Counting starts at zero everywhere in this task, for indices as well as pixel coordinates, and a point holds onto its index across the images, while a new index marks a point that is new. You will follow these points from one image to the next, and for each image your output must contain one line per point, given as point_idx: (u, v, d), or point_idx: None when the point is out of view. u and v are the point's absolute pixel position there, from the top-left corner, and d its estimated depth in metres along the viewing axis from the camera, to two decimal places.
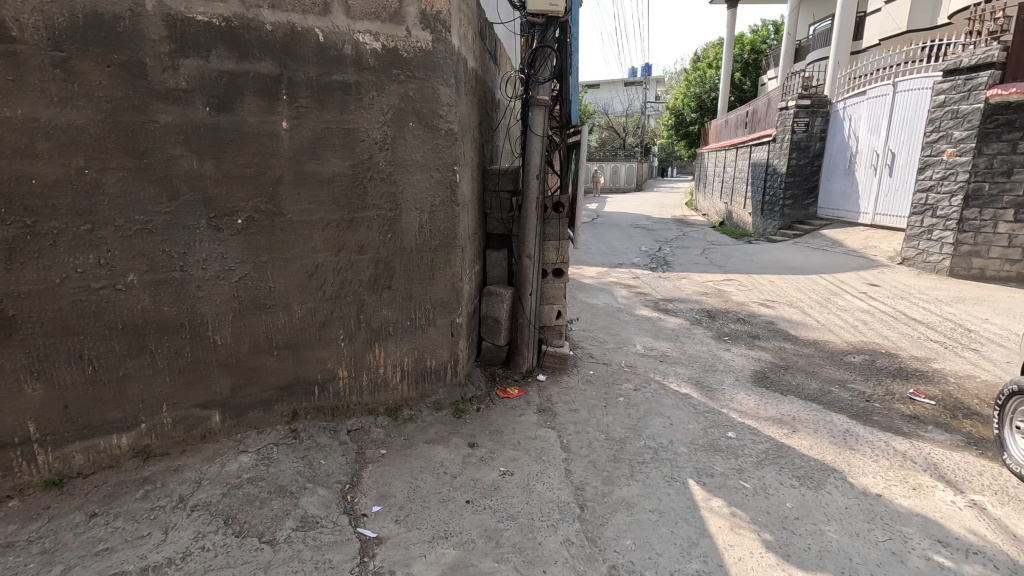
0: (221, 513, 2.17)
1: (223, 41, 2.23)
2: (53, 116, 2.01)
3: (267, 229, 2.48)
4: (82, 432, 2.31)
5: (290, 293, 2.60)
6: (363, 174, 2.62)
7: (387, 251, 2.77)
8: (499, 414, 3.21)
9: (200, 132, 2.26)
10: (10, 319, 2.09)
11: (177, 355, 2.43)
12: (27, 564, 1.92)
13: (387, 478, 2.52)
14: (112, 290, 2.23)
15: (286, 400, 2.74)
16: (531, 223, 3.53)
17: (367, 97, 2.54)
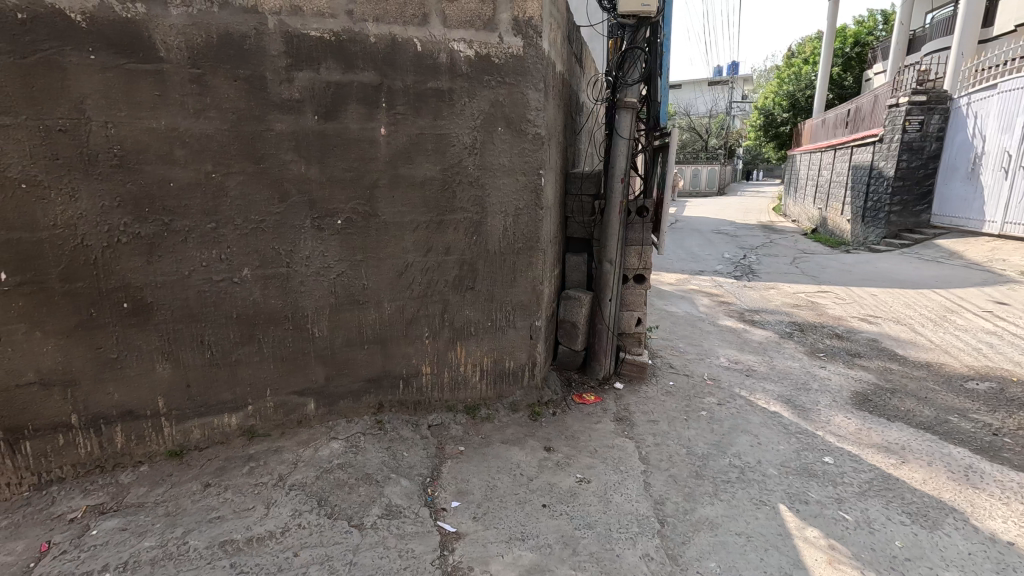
0: (315, 494, 2.32)
1: (332, 54, 2.38)
2: (189, 126, 2.26)
3: (363, 230, 2.62)
4: (199, 410, 2.57)
5: (381, 291, 2.74)
6: (452, 178, 2.70)
7: (472, 253, 2.84)
8: (575, 419, 3.18)
9: (308, 139, 2.44)
10: (148, 305, 2.37)
11: (280, 344, 2.63)
12: (154, 524, 2.16)
13: (465, 475, 2.57)
14: (230, 282, 2.46)
15: (373, 392, 2.88)
16: (613, 227, 3.46)
17: (459, 103, 2.62)
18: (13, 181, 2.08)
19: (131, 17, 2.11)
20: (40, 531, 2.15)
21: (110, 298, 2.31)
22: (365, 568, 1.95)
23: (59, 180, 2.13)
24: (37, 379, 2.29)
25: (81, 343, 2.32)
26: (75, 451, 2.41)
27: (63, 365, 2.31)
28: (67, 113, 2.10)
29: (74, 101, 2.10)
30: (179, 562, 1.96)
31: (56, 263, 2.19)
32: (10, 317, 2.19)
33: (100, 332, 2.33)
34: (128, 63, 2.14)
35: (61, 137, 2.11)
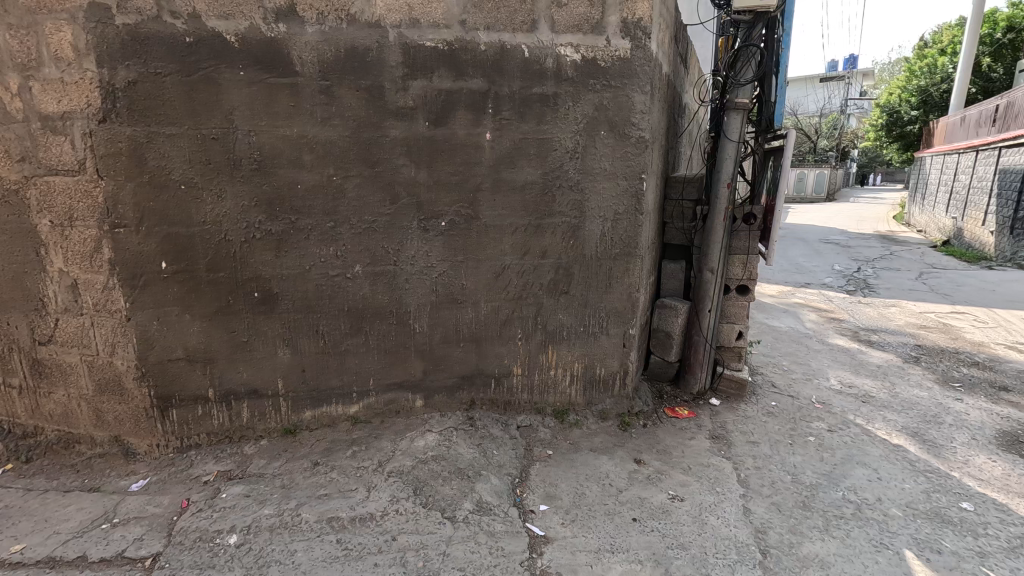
0: (411, 483, 2.43)
1: (445, 64, 2.49)
2: (316, 133, 2.47)
3: (464, 231, 2.71)
4: (311, 393, 2.80)
5: (479, 291, 2.81)
6: (552, 183, 2.71)
7: (569, 257, 2.83)
8: (667, 433, 3.05)
9: (419, 145, 2.56)
10: (274, 295, 2.62)
11: (384, 338, 2.79)
12: (272, 494, 2.38)
13: (553, 479, 2.57)
14: (343, 277, 2.65)
15: (466, 389, 2.96)
16: (716, 234, 3.29)
17: (563, 108, 2.62)
18: (175, 183, 2.40)
19: (274, 36, 2.35)
20: (182, 488, 2.46)
21: (244, 288, 2.58)
22: (457, 561, 2.01)
23: (210, 182, 2.43)
24: (185, 355, 2.62)
25: (219, 326, 2.62)
26: (210, 422, 2.73)
27: (205, 345, 2.63)
28: (219, 123, 2.38)
29: (224, 112, 2.38)
30: (293, 531, 2.15)
31: (204, 255, 2.51)
32: (167, 300, 2.54)
33: (235, 317, 2.62)
34: (269, 77, 2.38)
35: (213, 144, 2.40)
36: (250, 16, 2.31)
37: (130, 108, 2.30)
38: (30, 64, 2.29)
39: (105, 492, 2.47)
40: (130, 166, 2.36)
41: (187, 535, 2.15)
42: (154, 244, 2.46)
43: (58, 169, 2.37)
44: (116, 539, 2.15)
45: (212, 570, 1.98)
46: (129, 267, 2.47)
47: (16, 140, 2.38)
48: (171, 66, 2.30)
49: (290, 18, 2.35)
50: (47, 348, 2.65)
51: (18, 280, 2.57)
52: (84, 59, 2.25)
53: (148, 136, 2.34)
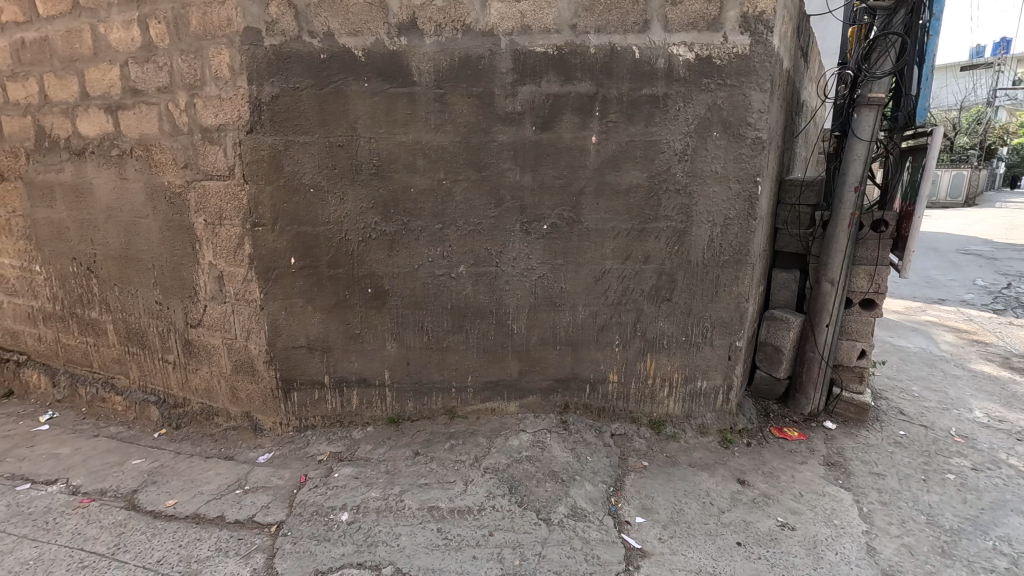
0: (507, 480, 2.47)
1: (554, 68, 2.51)
2: (429, 139, 2.60)
3: (566, 234, 2.70)
4: (414, 386, 2.94)
5: (577, 294, 2.79)
6: (659, 186, 2.63)
7: (673, 262, 2.73)
8: (774, 455, 2.84)
9: (525, 149, 2.60)
10: (386, 291, 2.79)
11: (483, 337, 2.87)
12: (379, 478, 2.54)
13: (650, 492, 2.49)
14: (448, 277, 2.77)
15: (560, 392, 2.95)
16: (839, 242, 3.01)
17: (673, 109, 2.54)
18: (306, 187, 2.65)
19: (396, 49, 2.51)
20: (300, 464, 2.70)
21: (359, 284, 2.78)
22: (553, 564, 2.02)
23: (334, 185, 2.65)
24: (306, 343, 2.88)
25: (337, 318, 2.84)
26: (325, 405, 2.97)
27: (324, 335, 2.86)
28: (345, 131, 2.59)
29: (350, 121, 2.58)
30: (397, 516, 2.28)
31: (327, 252, 2.74)
32: (294, 292, 2.80)
33: (350, 311, 2.83)
34: (390, 88, 2.54)
35: (339, 151, 2.61)
36: (376, 31, 2.49)
37: (272, 120, 2.57)
38: (195, 83, 2.64)
39: (237, 461, 2.78)
40: (269, 171, 2.63)
41: (305, 508, 2.36)
42: (286, 242, 2.72)
43: (213, 174, 2.71)
44: (247, 504, 2.41)
45: (327, 542, 2.15)
46: (265, 262, 2.76)
47: (182, 150, 2.77)
48: (307, 81, 2.54)
49: (411, 32, 2.50)
50: (196, 330, 3.04)
51: (177, 270, 2.98)
52: (238, 77, 2.55)
53: (286, 144, 2.60)
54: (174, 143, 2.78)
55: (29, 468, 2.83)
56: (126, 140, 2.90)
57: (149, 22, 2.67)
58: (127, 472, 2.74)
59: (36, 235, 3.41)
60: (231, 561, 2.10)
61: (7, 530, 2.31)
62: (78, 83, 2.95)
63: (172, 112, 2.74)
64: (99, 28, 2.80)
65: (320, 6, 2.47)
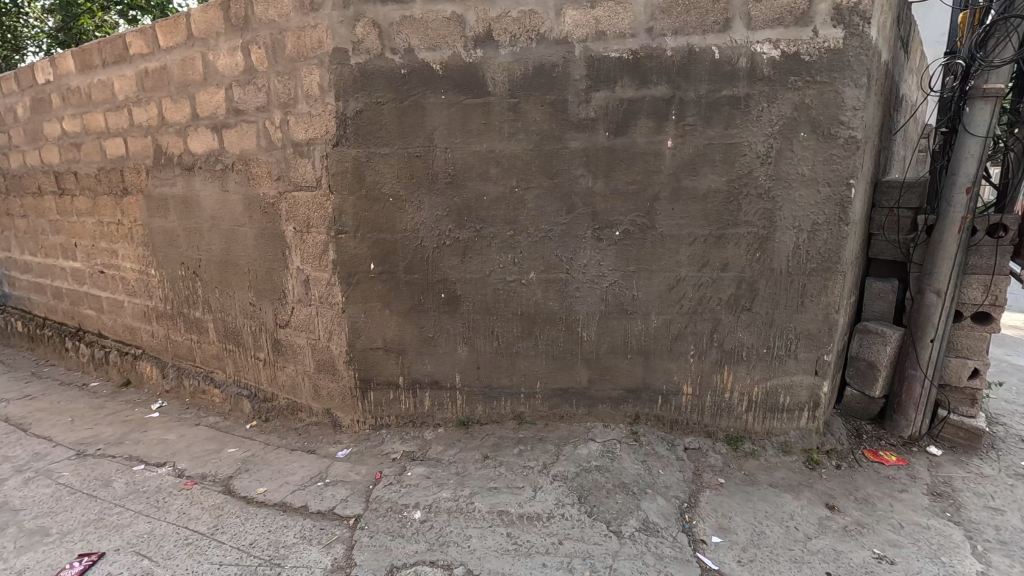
0: (576, 489, 2.45)
1: (629, 73, 2.48)
2: (503, 147, 2.64)
3: (639, 241, 2.64)
4: (484, 390, 2.98)
5: (650, 303, 2.71)
6: (739, 190, 2.51)
7: (754, 270, 2.59)
8: (868, 480, 2.61)
9: (598, 155, 2.58)
10: (458, 297, 2.86)
11: (553, 343, 2.86)
12: (449, 479, 2.59)
13: (728, 511, 2.36)
14: (519, 283, 2.79)
15: (631, 402, 2.87)
16: (947, 249, 2.73)
17: (756, 110, 2.42)
18: (386, 196, 2.78)
19: (472, 61, 2.58)
20: (375, 462, 2.82)
21: (433, 289, 2.87)
22: None
23: (412, 195, 2.76)
24: (383, 345, 3.01)
25: (412, 322, 2.95)
26: (399, 406, 3.08)
27: (400, 337, 2.98)
28: (422, 142, 2.69)
29: (428, 133, 2.68)
30: (468, 518, 2.32)
31: (403, 259, 2.85)
32: (372, 296, 2.94)
33: (424, 315, 2.92)
34: (466, 99, 2.62)
35: (417, 161, 2.72)
36: (453, 45, 2.58)
37: (357, 133, 2.73)
38: (289, 102, 2.86)
39: (319, 455, 2.95)
40: (352, 182, 2.79)
41: (381, 503, 2.45)
42: (366, 248, 2.87)
43: (303, 186, 2.91)
44: (328, 497, 2.55)
45: (402, 538, 2.23)
46: (347, 267, 2.92)
47: (276, 163, 2.99)
48: (389, 96, 2.67)
49: (486, 44, 2.56)
50: (284, 330, 3.26)
51: (269, 274, 3.22)
52: (327, 95, 2.73)
53: (368, 155, 2.75)
54: (270, 157, 3.01)
55: (143, 450, 3.17)
56: (229, 156, 3.18)
57: (250, 48, 2.93)
58: (224, 459, 2.99)
59: (153, 242, 3.81)
60: (314, 549, 2.22)
61: (125, 505, 2.59)
62: (190, 106, 3.28)
63: (268, 129, 2.97)
64: (209, 56, 3.10)
65: (402, 24, 2.60)
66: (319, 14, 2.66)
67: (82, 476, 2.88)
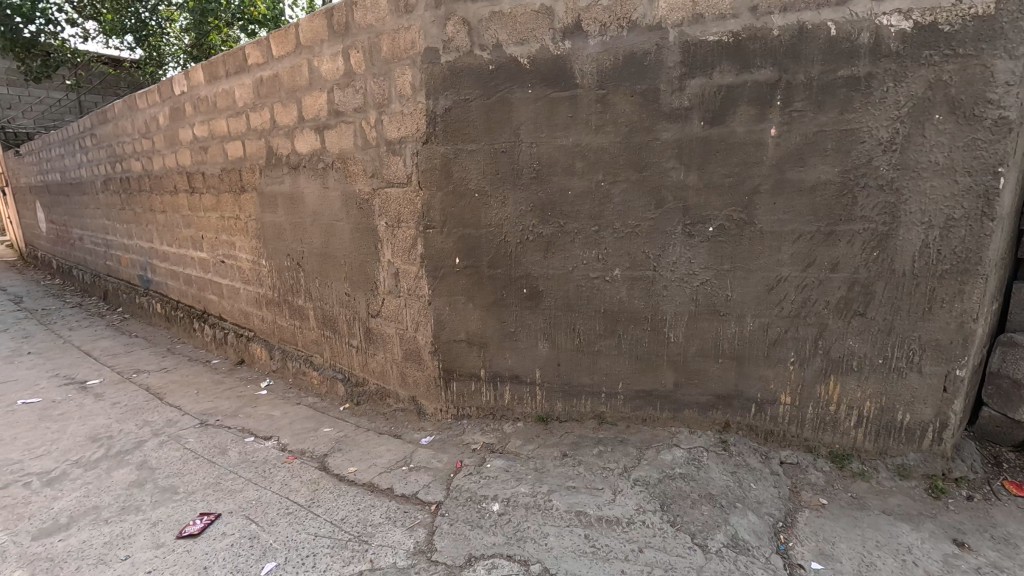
0: (658, 496, 2.35)
1: (729, 57, 2.31)
2: (589, 141, 2.58)
3: (735, 238, 2.46)
4: (564, 387, 2.95)
5: (746, 304, 2.52)
6: (854, 182, 2.26)
7: (870, 271, 2.32)
8: (1009, 517, 2.24)
9: (691, 146, 2.44)
10: (540, 293, 2.85)
11: (637, 343, 2.75)
12: (528, 474, 2.60)
13: (830, 535, 2.15)
14: (602, 280, 2.72)
15: (720, 409, 2.70)
16: None
17: (879, 91, 2.16)
18: (471, 191, 2.83)
19: (560, 53, 2.54)
20: (457, 451, 2.91)
21: (515, 284, 2.88)
22: None
23: (497, 190, 2.78)
24: (466, 338, 3.07)
25: (494, 316, 2.98)
26: (480, 397, 3.14)
27: (482, 331, 3.03)
28: (508, 138, 2.70)
29: (513, 128, 2.68)
30: (546, 515, 2.31)
31: (487, 253, 2.89)
32: (456, 290, 3.01)
33: (506, 309, 2.95)
34: (553, 92, 2.58)
35: (502, 157, 2.73)
36: (541, 38, 2.55)
37: (445, 130, 2.80)
38: (383, 102, 2.99)
39: (404, 441, 3.09)
40: (440, 178, 2.87)
41: (461, 493, 2.52)
42: (452, 243, 2.94)
43: (395, 182, 3.05)
44: (412, 481, 2.66)
45: (480, 529, 2.27)
46: (433, 261, 3.01)
47: (370, 161, 3.16)
48: (477, 93, 2.71)
49: (575, 35, 2.50)
50: (375, 320, 3.44)
51: (363, 266, 3.41)
52: (418, 94, 2.83)
53: (455, 152, 2.81)
54: (365, 156, 3.18)
55: (253, 424, 3.50)
56: (329, 155, 3.40)
57: (350, 52, 3.10)
58: (321, 438, 3.23)
59: (264, 235, 4.19)
60: (398, 530, 2.33)
61: (238, 472, 2.88)
62: (297, 109, 3.55)
63: (364, 129, 3.13)
64: (314, 62, 3.33)
65: (491, 20, 2.62)
66: (412, 15, 2.76)
67: (204, 443, 3.24)
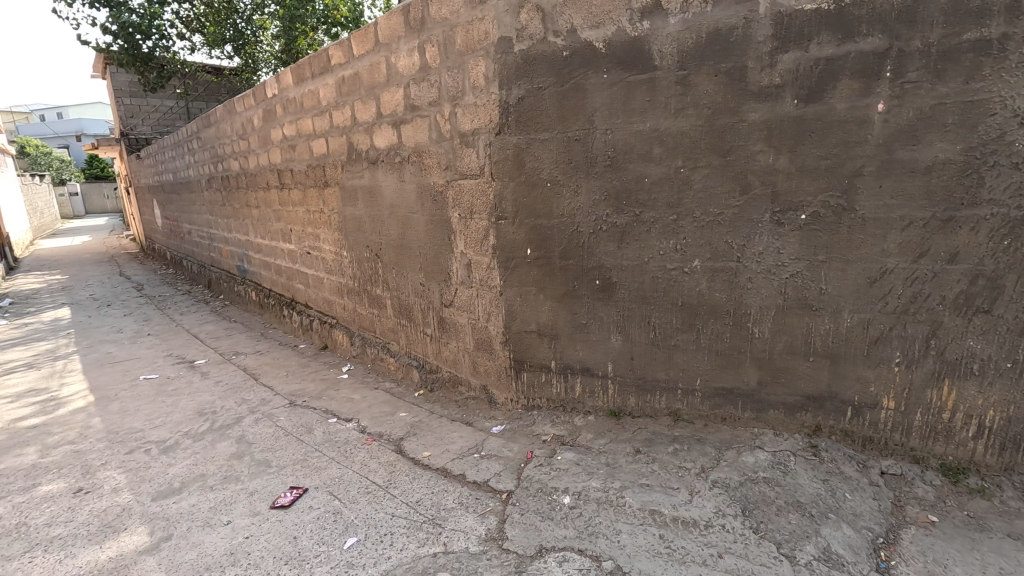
0: (740, 500, 2.22)
1: (829, 26, 2.10)
2: (668, 125, 2.46)
3: (832, 226, 2.25)
4: (637, 382, 2.86)
5: (843, 298, 2.31)
6: (980, 160, 1.98)
7: (998, 261, 2.03)
8: None
9: (783, 126, 2.25)
10: (614, 284, 2.77)
11: (717, 338, 2.61)
12: (599, 469, 2.56)
13: (941, 557, 1.92)
14: (680, 271, 2.60)
15: (810, 411, 2.50)
16: None
17: (1016, 54, 1.87)
18: (543, 181, 2.80)
19: (638, 34, 2.43)
20: (527, 441, 2.92)
21: (588, 276, 2.83)
22: None
23: (570, 179, 2.73)
24: (536, 329, 3.06)
25: (565, 307, 2.94)
26: (550, 389, 3.12)
27: (553, 322, 3.00)
28: (582, 125, 2.64)
29: (588, 115, 2.61)
30: (618, 511, 2.26)
31: (559, 244, 2.86)
32: (528, 280, 3.01)
33: (577, 301, 2.90)
34: (629, 76, 2.49)
35: (576, 145, 2.68)
36: (618, 20, 2.46)
37: (518, 120, 2.79)
38: (457, 95, 3.02)
39: (475, 428, 3.15)
40: (513, 169, 2.87)
41: (531, 483, 2.52)
42: (524, 233, 2.94)
43: (468, 174, 3.08)
44: (483, 469, 2.70)
45: (551, 521, 2.26)
46: (505, 252, 3.03)
47: (445, 154, 3.21)
48: (551, 80, 2.67)
49: (654, 14, 2.38)
50: (448, 309, 3.52)
51: (437, 257, 3.49)
52: (491, 85, 2.83)
53: (528, 142, 2.79)
54: (439, 149, 3.24)
55: (336, 406, 3.72)
56: (405, 149, 3.50)
57: (425, 47, 3.16)
58: (397, 422, 3.36)
59: (345, 228, 4.41)
60: (470, 517, 2.37)
61: (323, 451, 3.07)
62: (375, 106, 3.68)
63: (439, 122, 3.19)
64: (391, 59, 3.43)
65: (565, 5, 2.55)
66: (486, 5, 2.76)
67: (293, 422, 3.49)
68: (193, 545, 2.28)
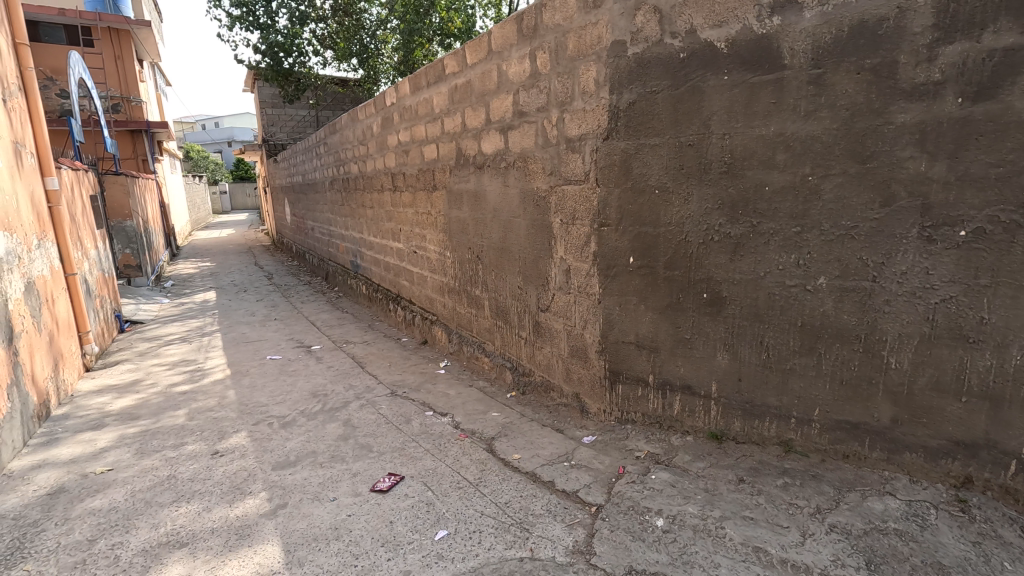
0: (864, 552, 1.97)
1: (1011, 10, 1.78)
2: (797, 129, 2.25)
3: (1001, 245, 1.90)
4: (744, 406, 2.65)
5: (1011, 331, 1.94)
6: None
7: None
8: None
9: (941, 129, 1.96)
10: (723, 298, 2.60)
11: (842, 365, 2.34)
12: (697, 494, 2.40)
13: None
14: (802, 289, 2.37)
15: (959, 460, 2.13)
16: None
17: None
18: (652, 188, 2.71)
19: (766, 31, 2.26)
20: (619, 455, 2.83)
21: (694, 288, 2.68)
22: None
23: (680, 186, 2.61)
24: (635, 340, 2.96)
25: (667, 320, 2.81)
26: (646, 404, 3.00)
27: (654, 334, 2.88)
28: (697, 130, 2.51)
29: (704, 119, 2.48)
30: (717, 543, 2.11)
31: (664, 253, 2.74)
32: (629, 290, 2.92)
33: (681, 314, 2.76)
34: (753, 77, 2.32)
35: (688, 150, 2.55)
36: (743, 17, 2.30)
37: (628, 125, 2.73)
38: (566, 100, 3.03)
39: (566, 436, 3.12)
40: (620, 175, 2.82)
41: (622, 499, 2.44)
42: (627, 241, 2.86)
43: (573, 180, 3.07)
44: (572, 478, 2.67)
45: (642, 542, 2.17)
46: (607, 259, 2.98)
47: (550, 159, 3.23)
48: (665, 83, 2.57)
49: (786, 8, 2.20)
50: (545, 314, 3.53)
51: (536, 261, 3.51)
52: (602, 89, 2.81)
53: (637, 147, 2.72)
54: (545, 154, 3.26)
55: (432, 400, 3.88)
56: (511, 154, 3.57)
57: (536, 53, 3.20)
58: (489, 421, 3.44)
59: (450, 229, 4.59)
60: (557, 525, 2.35)
61: (419, 442, 3.22)
62: (484, 112, 3.80)
63: (546, 128, 3.21)
64: (503, 66, 3.52)
65: (685, 5, 2.45)
66: (600, 10, 2.74)
67: (394, 411, 3.70)
68: (304, 515, 2.49)
